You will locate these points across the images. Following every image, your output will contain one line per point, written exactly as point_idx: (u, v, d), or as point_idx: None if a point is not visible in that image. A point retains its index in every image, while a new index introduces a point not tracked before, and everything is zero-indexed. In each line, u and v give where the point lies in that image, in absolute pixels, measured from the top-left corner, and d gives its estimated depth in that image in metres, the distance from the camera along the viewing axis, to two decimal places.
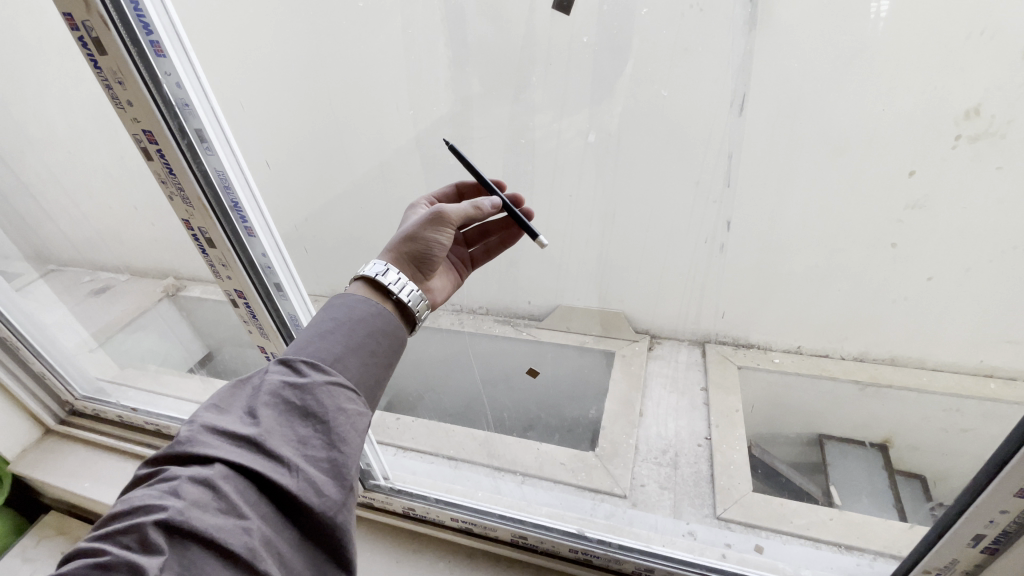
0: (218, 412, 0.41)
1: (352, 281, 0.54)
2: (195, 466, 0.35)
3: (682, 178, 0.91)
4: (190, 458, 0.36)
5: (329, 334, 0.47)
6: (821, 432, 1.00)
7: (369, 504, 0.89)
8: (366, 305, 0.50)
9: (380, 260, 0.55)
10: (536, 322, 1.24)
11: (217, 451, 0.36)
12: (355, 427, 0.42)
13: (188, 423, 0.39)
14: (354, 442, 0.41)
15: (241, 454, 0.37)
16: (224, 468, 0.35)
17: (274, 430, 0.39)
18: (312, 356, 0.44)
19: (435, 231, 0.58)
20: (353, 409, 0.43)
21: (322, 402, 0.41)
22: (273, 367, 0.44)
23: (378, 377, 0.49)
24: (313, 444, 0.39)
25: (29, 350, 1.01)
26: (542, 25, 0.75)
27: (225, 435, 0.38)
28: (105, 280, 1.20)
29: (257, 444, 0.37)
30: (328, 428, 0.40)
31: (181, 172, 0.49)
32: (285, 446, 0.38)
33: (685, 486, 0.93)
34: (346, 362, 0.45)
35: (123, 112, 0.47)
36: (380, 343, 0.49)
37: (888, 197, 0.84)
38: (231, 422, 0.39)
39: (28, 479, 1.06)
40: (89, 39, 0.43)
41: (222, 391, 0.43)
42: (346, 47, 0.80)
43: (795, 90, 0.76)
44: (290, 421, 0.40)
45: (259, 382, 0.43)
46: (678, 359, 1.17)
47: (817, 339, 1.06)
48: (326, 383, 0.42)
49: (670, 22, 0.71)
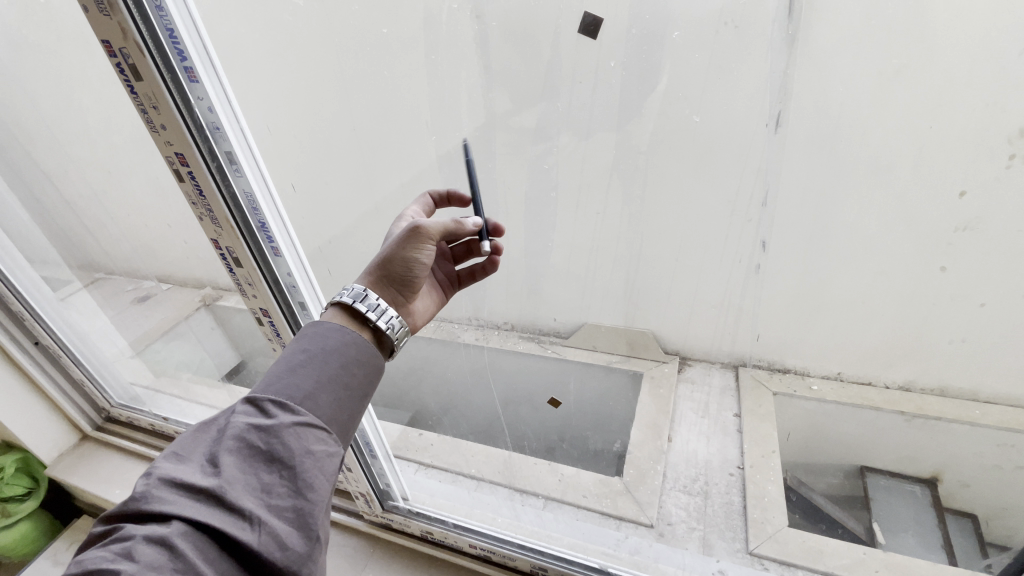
0: (180, 461, 0.40)
1: (327, 306, 0.54)
2: (153, 523, 0.35)
3: (714, 196, 0.88)
4: (148, 515, 0.36)
5: (300, 370, 0.46)
6: (863, 465, 1.03)
7: (388, 525, 0.89)
8: (342, 334, 0.50)
9: (358, 283, 0.55)
10: (562, 339, 1.20)
11: (175, 507, 0.36)
12: (323, 470, 0.42)
13: (147, 474, 0.39)
14: (320, 487, 0.41)
15: (201, 508, 0.36)
16: (182, 525, 0.35)
17: (237, 479, 0.39)
18: (281, 395, 0.44)
19: (415, 249, 0.57)
20: (321, 450, 0.43)
21: (288, 445, 0.41)
22: (239, 408, 0.43)
23: (353, 410, 0.48)
24: (278, 493, 0.40)
25: (69, 357, 1.06)
26: (568, 49, 0.74)
27: (185, 488, 0.37)
28: (147, 290, 1.23)
29: (218, 496, 0.37)
30: (294, 474, 0.40)
31: (210, 193, 0.50)
32: (247, 496, 0.38)
33: (715, 518, 0.88)
34: (317, 399, 0.45)
35: (157, 135, 0.48)
36: (355, 374, 0.49)
37: (936, 219, 0.79)
38: (192, 472, 0.39)
39: (63, 484, 1.09)
40: (126, 65, 0.44)
41: (186, 437, 0.42)
42: (368, 70, 0.81)
43: (835, 107, 0.73)
44: (254, 469, 0.40)
45: (225, 425, 0.42)
46: (711, 383, 1.10)
47: (861, 366, 1.00)
48: (293, 425, 0.42)
49: (702, 39, 0.70)
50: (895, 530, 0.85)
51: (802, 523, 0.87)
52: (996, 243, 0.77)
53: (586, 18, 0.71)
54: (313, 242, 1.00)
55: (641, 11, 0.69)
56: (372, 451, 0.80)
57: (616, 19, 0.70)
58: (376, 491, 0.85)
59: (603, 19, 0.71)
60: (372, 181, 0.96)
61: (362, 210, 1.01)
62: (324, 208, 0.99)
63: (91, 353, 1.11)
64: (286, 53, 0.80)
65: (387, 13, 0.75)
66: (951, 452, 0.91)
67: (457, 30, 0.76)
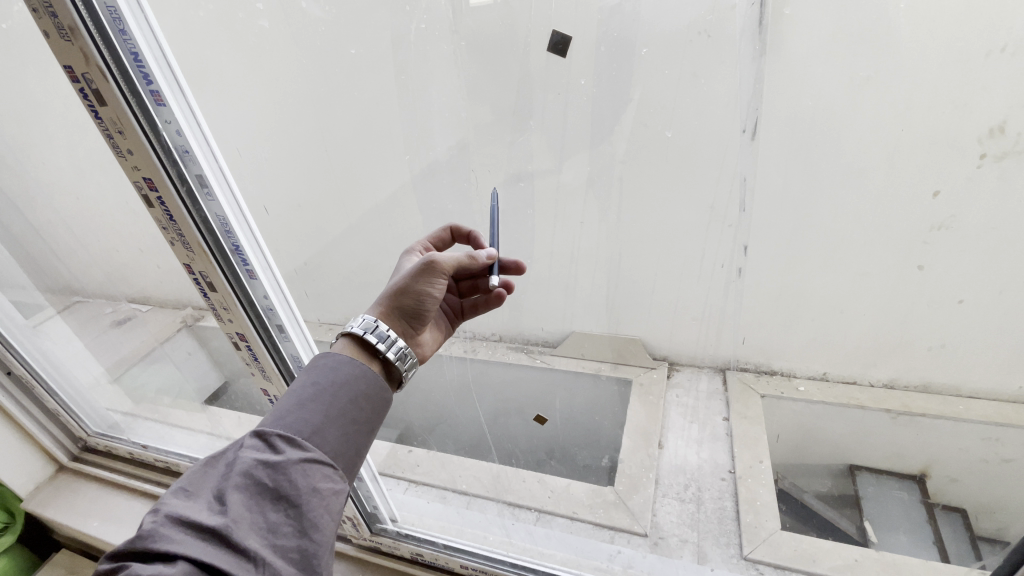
0: (185, 497, 0.39)
1: (337, 336, 0.52)
2: (157, 564, 0.34)
3: (694, 203, 0.88)
4: (152, 555, 0.34)
5: (309, 404, 0.45)
6: (852, 464, 1.02)
7: (377, 548, 0.87)
8: (351, 366, 0.49)
9: (369, 313, 0.54)
10: (550, 349, 1.20)
11: (180, 548, 0.34)
12: (329, 508, 0.41)
13: (152, 511, 0.37)
14: (326, 527, 0.40)
15: (206, 550, 0.35)
16: (186, 567, 0.34)
17: (242, 517, 0.38)
18: (290, 429, 0.43)
19: (428, 283, 0.56)
20: (328, 488, 0.42)
21: (296, 482, 0.40)
22: (247, 442, 0.42)
23: (360, 446, 0.47)
24: (283, 532, 0.39)
25: (43, 387, 1.02)
26: (539, 65, 0.75)
27: (190, 527, 0.36)
28: (126, 311, 1.22)
29: (224, 536, 0.36)
30: (300, 513, 0.39)
31: (181, 217, 0.49)
32: (253, 537, 0.37)
33: (707, 525, 0.87)
34: (325, 433, 0.44)
35: (124, 159, 0.47)
36: (363, 410, 0.48)
37: (914, 218, 0.80)
38: (198, 510, 0.37)
39: (40, 518, 1.05)
40: (89, 90, 0.43)
41: (193, 472, 0.41)
42: (342, 89, 0.81)
43: (808, 114, 0.74)
44: (260, 506, 0.39)
45: (232, 460, 0.41)
46: (698, 388, 1.12)
47: (844, 366, 1.02)
48: (301, 461, 0.41)
49: (674, 49, 0.71)
50: (887, 527, 0.86)
51: (796, 526, 0.87)
52: (970, 242, 0.78)
53: (555, 36, 0.72)
54: (290, 262, 0.98)
55: (610, 27, 0.70)
56: (360, 475, 0.79)
57: (585, 36, 0.71)
58: (364, 514, 0.83)
59: (573, 37, 0.71)
60: (348, 198, 0.95)
61: (342, 227, 1.00)
62: (304, 227, 0.98)
63: (66, 381, 1.06)
64: (257, 75, 0.80)
65: (358, 34, 0.75)
66: (939, 445, 0.91)
67: (429, 47, 0.76)
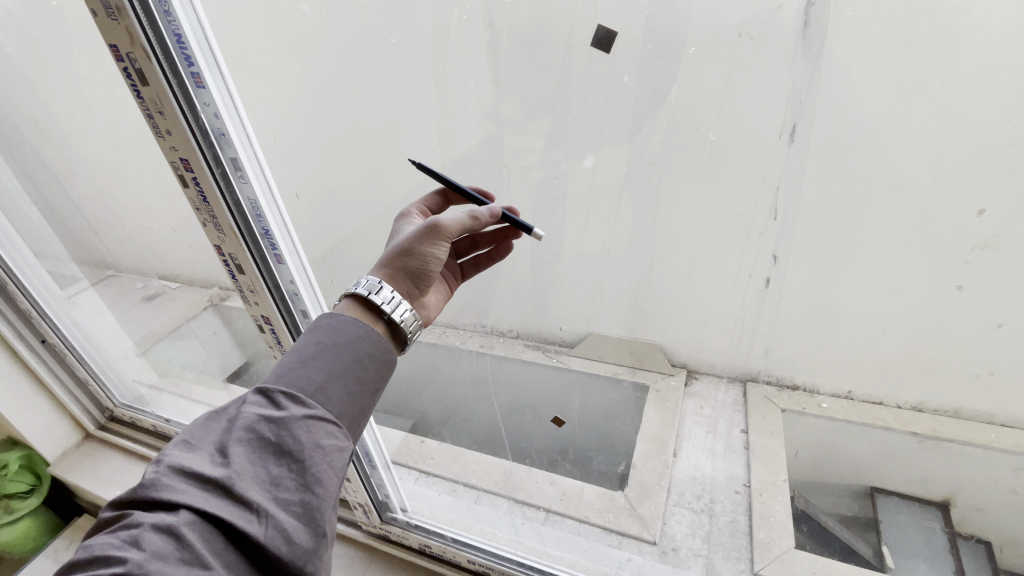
0: (189, 450, 0.39)
1: (341, 299, 0.53)
2: (161, 511, 0.35)
3: (726, 210, 0.86)
4: (156, 503, 0.35)
5: (311, 362, 0.46)
6: (873, 485, 0.99)
7: (386, 537, 0.88)
8: (355, 326, 0.49)
9: (372, 276, 0.54)
10: (568, 349, 1.18)
11: (184, 496, 0.35)
12: (333, 464, 0.41)
13: (156, 462, 0.38)
14: (329, 482, 0.40)
15: (210, 499, 0.36)
16: (189, 514, 0.34)
17: (245, 470, 0.38)
18: (292, 387, 0.44)
19: (432, 244, 0.57)
20: (331, 444, 0.42)
21: (298, 438, 0.40)
22: (250, 399, 0.43)
23: (363, 406, 0.48)
24: (286, 486, 0.39)
25: (73, 355, 1.07)
26: (582, 60, 0.75)
27: (193, 476, 0.37)
28: (155, 288, 1.23)
29: (225, 487, 0.36)
30: (303, 468, 0.40)
31: (214, 199, 0.50)
32: (256, 488, 0.37)
33: (719, 538, 0.86)
34: (328, 392, 0.45)
35: (162, 140, 0.48)
36: (367, 369, 0.48)
37: (954, 237, 0.76)
38: (201, 461, 0.38)
39: (65, 482, 1.09)
40: (133, 70, 0.44)
41: (196, 428, 0.42)
42: (378, 79, 0.81)
43: (853, 121, 0.71)
44: (263, 459, 0.39)
45: (236, 415, 0.42)
46: (718, 398, 1.07)
47: (873, 384, 0.94)
48: (303, 418, 0.42)
49: (719, 51, 0.70)
50: None
51: (809, 544, 0.85)
52: (1014, 263, 0.75)
53: (600, 31, 0.71)
54: (316, 248, 0.99)
55: (657, 24, 0.69)
56: (371, 462, 0.79)
57: (631, 31, 0.71)
58: (374, 502, 0.84)
59: (618, 32, 0.71)
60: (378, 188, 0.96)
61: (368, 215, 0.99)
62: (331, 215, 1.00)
63: (95, 352, 1.11)
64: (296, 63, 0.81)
65: (399, 24, 0.75)
66: (971, 475, 0.90)
67: (469, 38, 0.75)
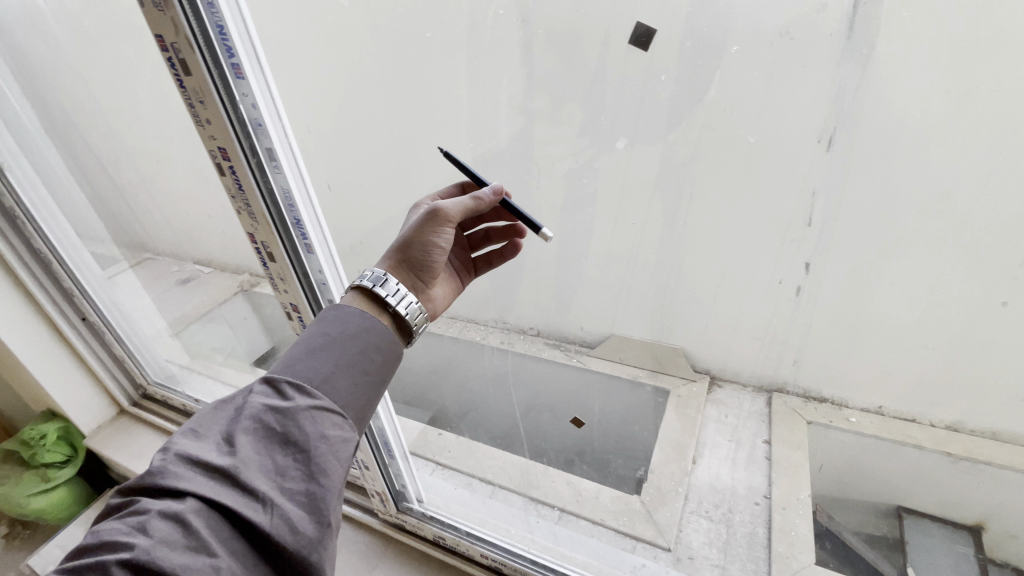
0: (197, 438, 0.40)
1: (345, 291, 0.53)
2: (168, 499, 0.35)
3: (758, 215, 0.85)
4: (163, 491, 0.36)
5: (319, 352, 0.46)
6: (900, 504, 0.94)
7: (401, 526, 0.89)
8: (360, 320, 0.49)
9: (376, 268, 0.54)
10: (587, 349, 1.19)
11: (189, 484, 0.36)
12: (339, 455, 0.41)
13: (164, 451, 0.39)
14: (335, 473, 0.40)
15: (215, 487, 0.36)
16: (195, 502, 0.35)
17: (251, 459, 0.38)
18: (299, 377, 0.44)
19: (435, 232, 0.56)
20: (337, 435, 0.42)
21: (303, 428, 0.41)
22: (257, 388, 0.43)
23: (370, 396, 0.47)
24: (292, 476, 0.39)
25: (111, 333, 1.11)
26: (617, 57, 0.74)
27: (199, 465, 0.37)
28: (190, 271, 1.30)
29: (230, 476, 0.37)
30: (308, 458, 0.40)
31: (249, 188, 0.51)
32: (261, 477, 0.38)
33: (737, 549, 0.84)
34: (335, 382, 0.45)
35: (202, 128, 0.49)
36: (373, 360, 0.48)
37: (1000, 250, 0.73)
38: (208, 450, 0.39)
39: (99, 455, 1.14)
40: (176, 60, 0.45)
41: (204, 415, 0.42)
42: (411, 74, 0.82)
43: (896, 126, 0.69)
44: (270, 449, 0.40)
45: (243, 404, 0.42)
46: (740, 406, 1.07)
47: (906, 401, 0.93)
48: (309, 408, 0.42)
49: (757, 51, 0.68)
50: None
51: (831, 560, 0.82)
52: None
53: (638, 28, 0.70)
54: (344, 238, 1.00)
55: (698, 22, 0.67)
56: (391, 452, 0.80)
57: (670, 29, 0.69)
58: (391, 491, 0.85)
59: (657, 30, 0.70)
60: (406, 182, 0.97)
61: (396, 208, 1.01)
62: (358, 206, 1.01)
63: (132, 330, 1.14)
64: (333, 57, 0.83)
65: (434, 18, 0.76)
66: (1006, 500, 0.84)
67: (502, 34, 0.75)
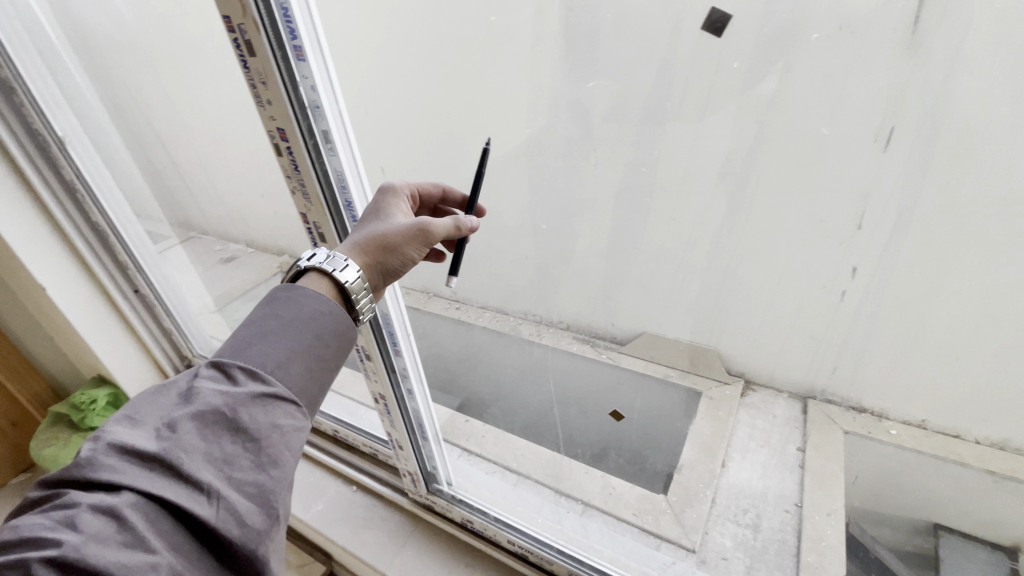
0: (129, 424, 0.35)
1: (311, 277, 0.47)
2: (98, 491, 0.31)
3: (806, 214, 0.83)
4: (93, 484, 0.31)
5: (274, 335, 0.42)
6: (934, 521, 0.91)
7: (430, 507, 0.90)
8: (320, 302, 0.46)
9: (349, 260, 0.49)
10: (618, 346, 1.16)
11: (124, 477, 0.31)
12: (291, 445, 0.38)
13: (90, 438, 0.34)
14: (287, 463, 0.37)
15: (155, 479, 0.32)
16: (132, 495, 0.31)
17: (195, 447, 0.34)
18: (251, 361, 0.40)
19: (417, 247, 0.53)
20: (291, 424, 0.39)
21: (256, 416, 0.37)
22: (203, 370, 0.39)
23: (323, 383, 0.45)
24: (242, 465, 0.35)
25: (160, 305, 1.14)
26: (689, 42, 0.72)
27: (133, 454, 0.33)
28: (232, 251, 1.36)
29: (173, 466, 0.33)
30: (261, 447, 0.36)
31: (305, 169, 0.52)
32: (207, 467, 0.34)
33: (767, 555, 0.83)
34: (290, 368, 0.41)
35: (262, 109, 0.50)
36: (331, 346, 0.45)
37: None
38: (144, 436, 0.34)
39: None
40: (241, 40, 0.46)
41: (137, 399, 0.37)
42: (467, 61, 0.83)
43: (964, 130, 0.66)
44: (217, 436, 0.35)
45: (187, 387, 0.38)
46: (774, 412, 1.04)
47: (950, 416, 0.87)
48: (263, 393, 0.38)
49: (826, 44, 0.66)
50: None
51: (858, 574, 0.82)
52: None
53: (714, 14, 0.68)
54: None
55: (778, 9, 0.64)
56: (425, 434, 0.82)
57: (747, 14, 0.67)
58: (423, 472, 0.86)
59: (732, 15, 0.67)
60: None
61: None
62: None
63: (178, 303, 1.20)
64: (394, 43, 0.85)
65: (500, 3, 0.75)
66: None
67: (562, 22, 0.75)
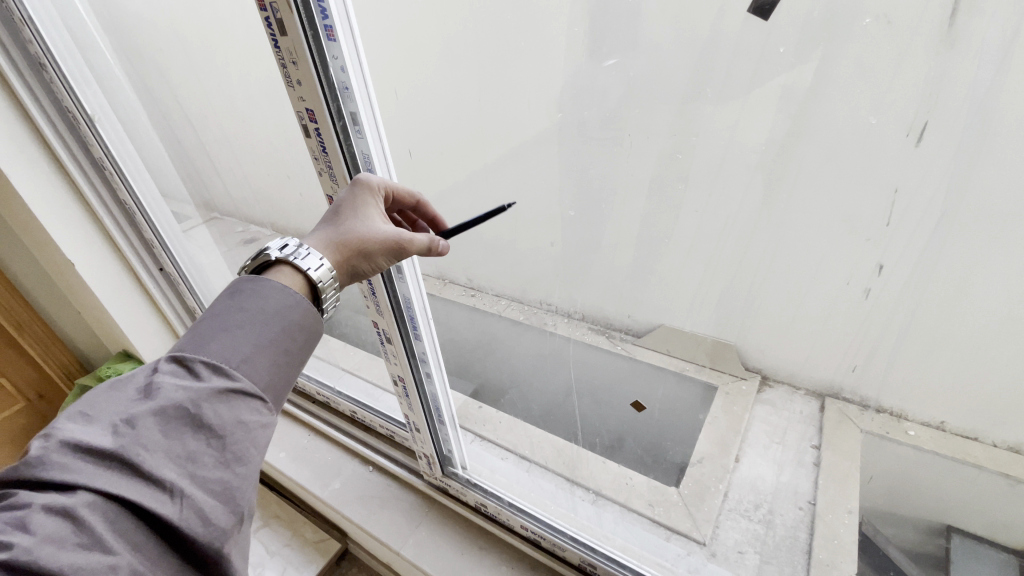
0: (86, 421, 0.36)
1: (284, 268, 0.49)
2: (53, 490, 0.32)
3: (835, 207, 0.81)
4: (48, 482, 0.32)
5: (237, 330, 0.44)
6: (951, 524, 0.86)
7: (444, 489, 0.91)
8: (283, 296, 0.47)
9: (323, 260, 0.50)
10: (634, 338, 1.12)
11: (82, 476, 0.33)
12: (254, 441, 0.41)
13: (46, 436, 0.35)
14: (250, 460, 0.40)
15: (113, 478, 0.34)
16: (88, 495, 0.32)
17: (156, 445, 0.36)
18: (213, 358, 0.42)
19: (390, 258, 0.54)
20: (253, 421, 0.41)
21: (218, 414, 0.39)
22: (164, 367, 0.40)
23: (287, 376, 0.47)
24: (204, 462, 0.37)
25: (183, 283, 1.15)
26: (735, 26, 0.68)
27: (91, 453, 0.34)
28: (253, 233, 1.31)
29: (133, 465, 0.34)
30: (223, 444, 0.39)
31: (333, 150, 0.53)
32: (168, 464, 0.36)
33: (777, 552, 0.86)
34: (254, 363, 0.43)
35: (292, 89, 0.51)
36: (295, 341, 0.47)
37: None
38: (101, 435, 0.35)
39: None
40: (274, 19, 0.46)
41: (95, 396, 0.38)
42: (496, 44, 0.82)
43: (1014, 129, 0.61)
44: (178, 432, 0.37)
45: (147, 384, 0.39)
46: (793, 410, 0.99)
47: (970, 416, 0.79)
48: (225, 391, 0.40)
49: (883, 30, 0.62)
50: None
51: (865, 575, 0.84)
52: None
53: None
54: None
55: None
56: (442, 418, 0.83)
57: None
58: (438, 455, 0.87)
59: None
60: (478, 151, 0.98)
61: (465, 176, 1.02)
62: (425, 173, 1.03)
63: (200, 281, 1.20)
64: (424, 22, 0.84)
65: None
66: None
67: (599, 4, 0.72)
